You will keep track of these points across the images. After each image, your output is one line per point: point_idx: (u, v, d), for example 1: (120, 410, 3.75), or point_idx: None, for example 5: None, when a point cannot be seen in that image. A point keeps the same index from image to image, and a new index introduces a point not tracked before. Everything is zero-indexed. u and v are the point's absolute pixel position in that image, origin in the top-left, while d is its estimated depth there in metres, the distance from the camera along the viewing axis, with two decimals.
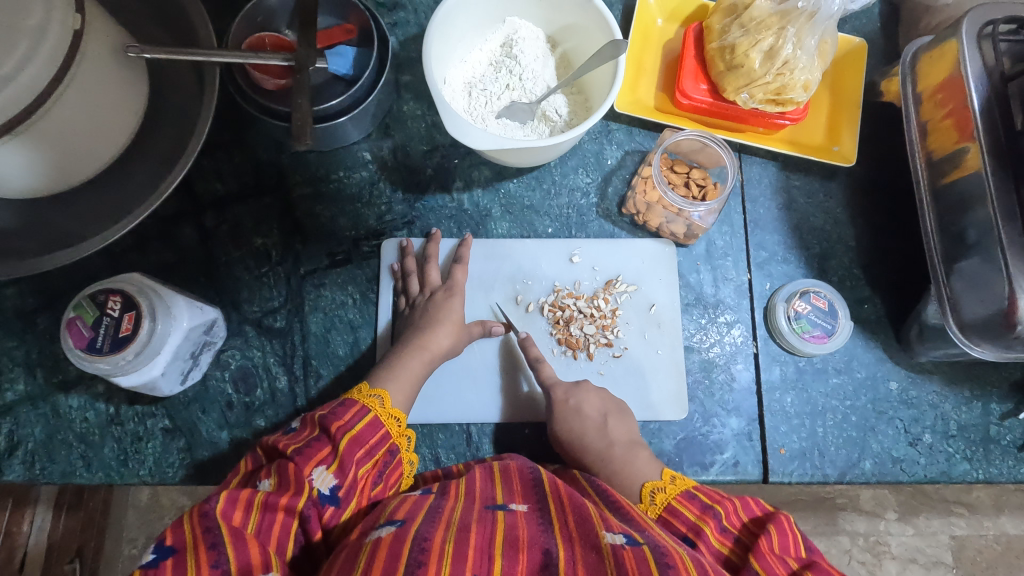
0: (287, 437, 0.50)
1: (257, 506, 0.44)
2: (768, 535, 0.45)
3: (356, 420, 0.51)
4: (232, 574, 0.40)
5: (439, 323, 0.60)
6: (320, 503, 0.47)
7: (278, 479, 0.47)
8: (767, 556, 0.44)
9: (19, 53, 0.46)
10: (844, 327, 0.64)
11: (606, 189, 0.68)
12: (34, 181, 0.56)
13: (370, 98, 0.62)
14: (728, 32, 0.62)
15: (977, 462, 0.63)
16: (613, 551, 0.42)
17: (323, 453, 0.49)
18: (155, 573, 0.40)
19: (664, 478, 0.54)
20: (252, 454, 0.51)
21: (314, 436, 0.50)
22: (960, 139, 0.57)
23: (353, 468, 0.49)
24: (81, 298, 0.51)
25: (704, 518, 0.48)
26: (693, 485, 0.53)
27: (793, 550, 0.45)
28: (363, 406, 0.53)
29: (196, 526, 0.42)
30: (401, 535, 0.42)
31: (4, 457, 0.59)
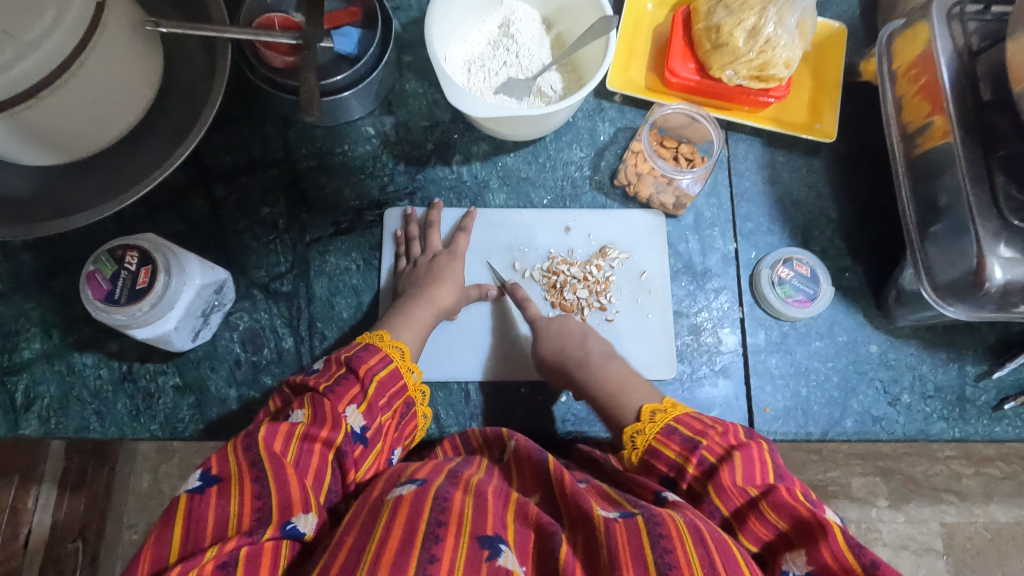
0: (316, 375, 0.53)
1: (297, 437, 0.46)
2: (732, 466, 0.47)
3: (381, 366, 0.54)
4: (274, 505, 0.42)
5: (439, 286, 0.63)
6: (352, 441, 0.49)
7: (312, 410, 0.49)
8: (728, 489, 0.47)
9: (47, 22, 0.50)
10: (826, 293, 0.67)
11: (599, 162, 0.71)
12: (53, 146, 0.59)
13: (374, 74, 0.65)
14: (713, 13, 0.66)
15: (953, 421, 0.66)
16: (605, 523, 0.44)
17: (353, 393, 0.52)
18: (201, 498, 0.42)
19: (642, 417, 0.54)
20: (280, 395, 0.53)
21: (343, 374, 0.53)
22: (931, 111, 0.61)
23: (379, 414, 0.52)
24: (100, 253, 0.54)
25: (686, 456, 0.50)
26: (676, 418, 0.53)
27: (758, 477, 0.47)
28: (386, 353, 0.56)
29: (240, 457, 0.44)
30: (421, 493, 0.44)
31: (21, 411, 0.62)
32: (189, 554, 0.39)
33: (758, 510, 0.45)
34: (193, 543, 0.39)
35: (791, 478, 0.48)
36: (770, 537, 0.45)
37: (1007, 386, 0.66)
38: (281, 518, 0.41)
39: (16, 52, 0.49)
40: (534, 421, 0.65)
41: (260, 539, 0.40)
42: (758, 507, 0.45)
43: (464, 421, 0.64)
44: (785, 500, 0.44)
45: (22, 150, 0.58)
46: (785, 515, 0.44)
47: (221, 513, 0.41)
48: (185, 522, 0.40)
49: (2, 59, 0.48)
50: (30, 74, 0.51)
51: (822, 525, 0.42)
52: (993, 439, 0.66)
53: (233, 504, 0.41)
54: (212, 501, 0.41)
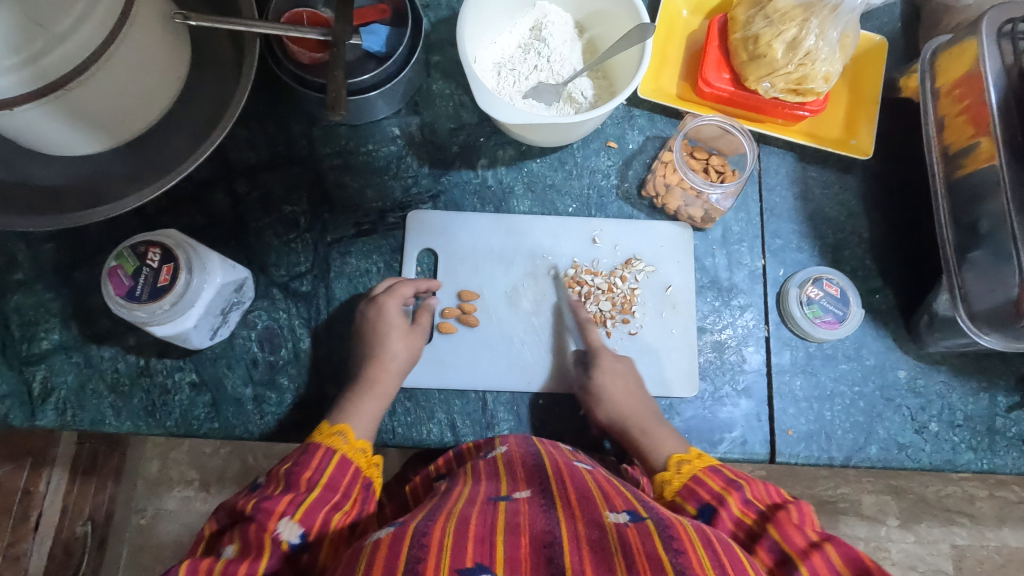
0: (250, 495, 0.50)
1: (215, 572, 0.44)
2: (787, 509, 0.48)
3: (324, 462, 0.51)
4: None
5: (383, 318, 0.61)
6: (291, 553, 0.47)
7: (240, 542, 0.47)
8: (786, 525, 0.46)
9: (77, 12, 0.50)
10: (855, 314, 0.65)
11: (627, 171, 0.70)
12: (76, 139, 0.59)
13: (402, 74, 0.64)
14: (752, 23, 0.64)
15: (982, 452, 0.64)
16: (616, 530, 0.44)
17: (286, 502, 0.48)
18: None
19: (688, 454, 0.56)
20: (215, 517, 0.51)
21: (278, 488, 0.49)
22: (975, 133, 0.59)
23: (322, 513, 0.49)
24: (122, 248, 0.53)
25: (728, 489, 0.50)
26: (718, 462, 0.55)
27: (808, 527, 0.47)
28: (328, 444, 0.53)
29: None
30: (401, 533, 0.41)
31: (37, 402, 0.61)
32: None
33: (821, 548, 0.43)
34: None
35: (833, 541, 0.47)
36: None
37: None
38: None
39: (46, 43, 0.49)
40: (550, 433, 0.64)
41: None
42: (819, 541, 0.44)
43: (480, 430, 0.63)
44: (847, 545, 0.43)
45: (46, 140, 0.57)
46: (847, 558, 0.42)
47: None
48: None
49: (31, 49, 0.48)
50: (59, 65, 0.50)
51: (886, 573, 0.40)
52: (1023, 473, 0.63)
53: None
54: None
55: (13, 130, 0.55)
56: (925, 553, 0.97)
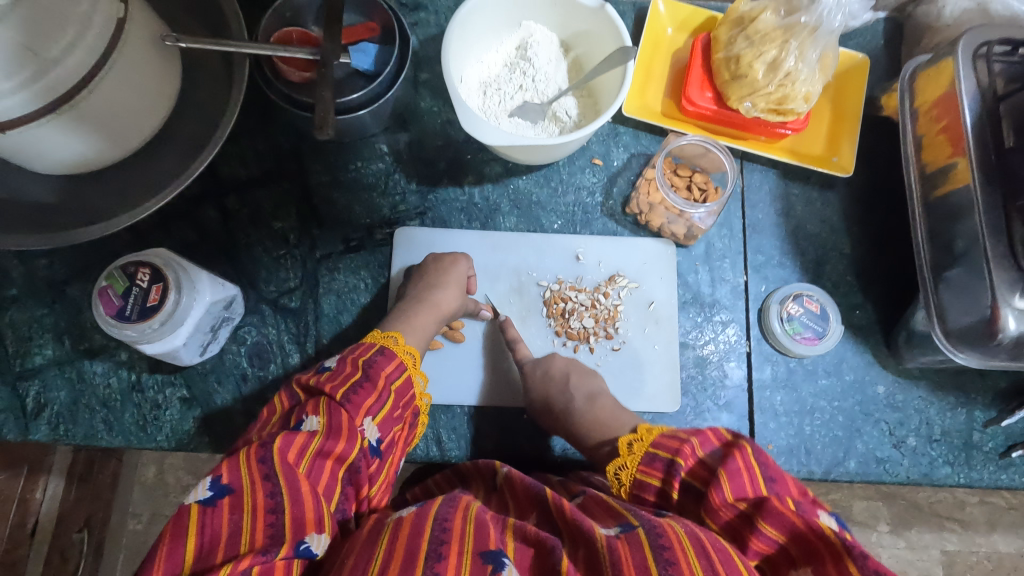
0: (329, 377, 0.53)
1: (310, 452, 0.47)
2: (718, 481, 0.46)
3: (397, 373, 0.56)
4: (287, 523, 0.44)
5: (449, 269, 0.64)
6: (367, 454, 0.51)
7: (327, 420, 0.50)
8: (718, 508, 0.46)
9: (68, 39, 0.51)
10: (835, 331, 0.66)
11: (611, 189, 0.71)
12: (70, 159, 0.60)
13: (390, 92, 0.65)
14: (734, 43, 0.65)
15: (959, 466, 0.65)
16: (608, 544, 0.44)
17: (370, 403, 0.52)
18: (213, 510, 0.43)
19: (622, 449, 0.55)
20: (288, 393, 0.54)
21: (360, 382, 0.53)
22: (953, 153, 0.60)
23: (392, 425, 0.54)
24: (113, 268, 0.54)
25: (669, 479, 0.50)
26: (654, 442, 0.53)
27: (749, 489, 0.46)
28: (401, 359, 0.57)
29: (254, 471, 0.45)
30: (423, 513, 0.46)
31: (31, 417, 0.62)
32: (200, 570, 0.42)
33: (756, 527, 0.44)
34: (207, 555, 0.42)
35: (780, 479, 0.47)
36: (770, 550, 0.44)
37: (1016, 433, 0.66)
38: (294, 538, 0.44)
39: (37, 69, 0.50)
40: (534, 447, 0.65)
41: (273, 558, 0.42)
42: (754, 523, 0.44)
43: (465, 445, 0.64)
44: (778, 510, 0.43)
45: (39, 159, 0.58)
46: (780, 527, 0.43)
47: (233, 527, 0.43)
48: (199, 535, 0.43)
49: (22, 75, 0.49)
50: (51, 89, 0.51)
51: (820, 535, 0.41)
52: (999, 487, 0.65)
53: (246, 518, 0.43)
54: (224, 516, 0.43)
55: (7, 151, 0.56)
56: (915, 558, 1.03)
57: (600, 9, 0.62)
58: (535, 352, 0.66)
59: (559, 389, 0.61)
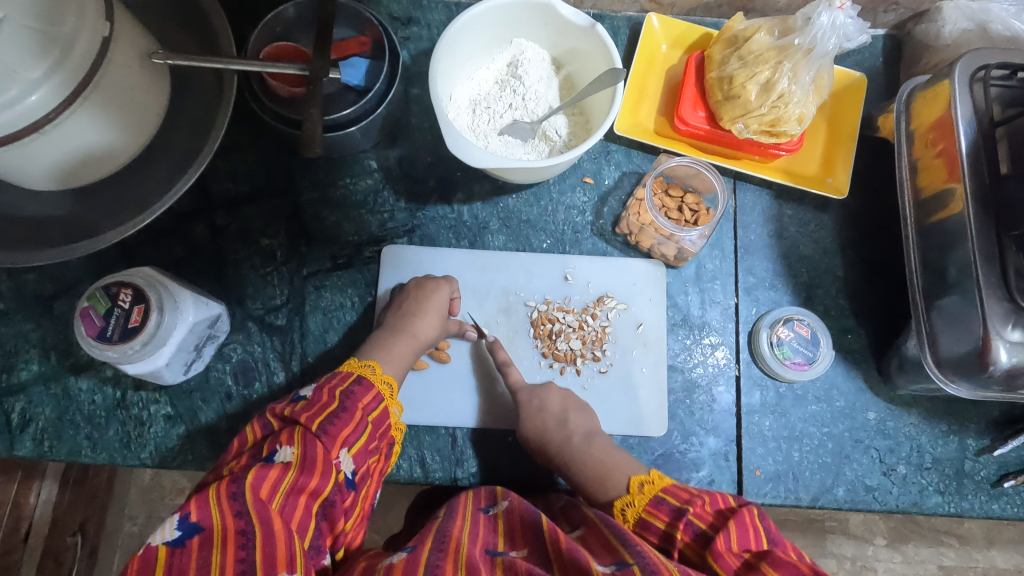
0: (305, 406, 0.53)
1: (283, 489, 0.47)
2: (727, 529, 0.48)
3: (374, 404, 0.56)
4: (257, 563, 0.42)
5: (429, 297, 0.63)
6: (342, 487, 0.51)
7: (301, 450, 0.50)
8: (723, 554, 0.46)
9: (52, 60, 0.50)
10: (825, 356, 0.65)
11: (602, 208, 0.70)
12: (55, 174, 0.60)
13: (379, 109, 0.65)
14: (727, 63, 0.64)
15: (950, 495, 0.64)
16: None
17: (345, 434, 0.52)
18: (181, 550, 0.42)
19: (631, 489, 0.56)
20: (259, 423, 0.53)
21: (336, 412, 0.53)
22: (948, 178, 0.59)
23: (367, 457, 0.54)
24: (95, 289, 0.54)
25: (674, 522, 0.51)
26: (664, 487, 0.55)
27: (752, 544, 0.48)
28: (378, 390, 0.57)
29: (225, 508, 0.44)
30: (413, 561, 0.46)
31: (16, 432, 0.62)
32: None
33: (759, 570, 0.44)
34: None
35: (785, 543, 0.48)
36: None
37: (1008, 462, 0.65)
38: None
39: (20, 91, 0.50)
40: (520, 470, 0.64)
41: None
42: (757, 567, 0.45)
43: (450, 466, 0.64)
44: (784, 559, 0.44)
45: (24, 174, 0.58)
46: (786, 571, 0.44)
47: (200, 568, 0.42)
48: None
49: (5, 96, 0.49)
50: (35, 109, 0.51)
51: None
52: (990, 517, 0.64)
53: (215, 555, 0.42)
54: (192, 556, 0.42)
55: None
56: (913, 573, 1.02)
57: (591, 29, 0.61)
58: (528, 380, 0.66)
59: (543, 412, 0.61)
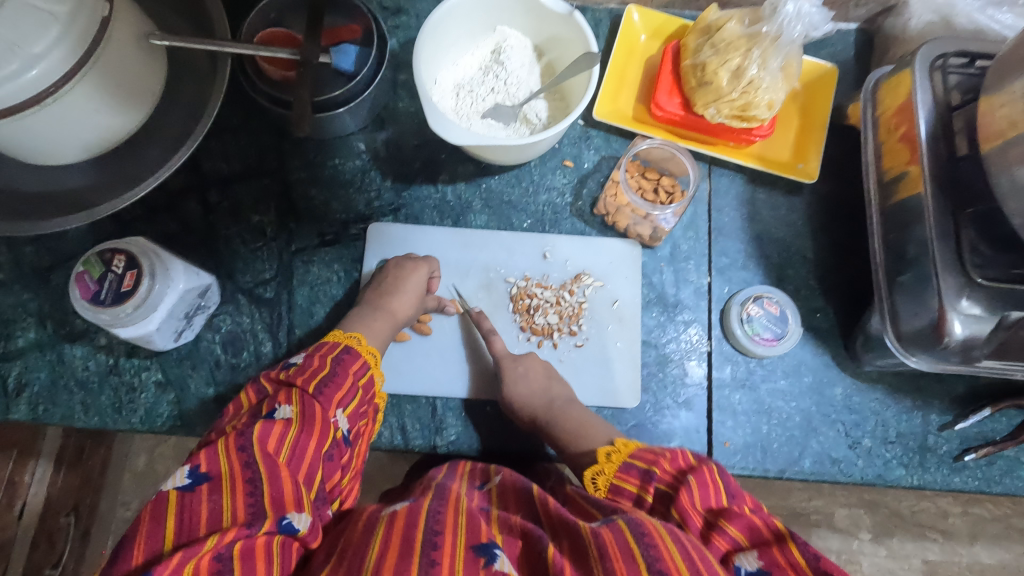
0: (299, 370, 0.56)
1: (288, 441, 0.50)
2: (689, 489, 0.49)
3: (362, 371, 0.59)
4: (267, 503, 0.46)
5: (407, 277, 0.66)
6: (341, 444, 0.54)
7: (300, 409, 0.53)
8: (687, 509, 0.48)
9: (53, 36, 0.53)
10: (794, 332, 0.67)
11: (581, 190, 0.73)
12: (57, 150, 0.63)
13: (367, 92, 0.68)
14: (700, 51, 0.67)
15: (912, 468, 0.66)
16: (592, 533, 0.45)
17: (340, 396, 0.56)
18: (191, 494, 0.45)
19: (599, 458, 0.57)
20: (256, 388, 0.57)
21: (331, 377, 0.56)
22: (909, 160, 0.61)
23: (360, 418, 0.57)
24: (90, 254, 0.57)
25: (643, 488, 0.52)
26: (633, 454, 0.56)
27: (713, 499, 0.48)
28: (365, 359, 0.60)
29: (233, 458, 0.47)
30: (415, 509, 0.48)
31: (12, 397, 0.65)
32: (182, 544, 0.43)
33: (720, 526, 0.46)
34: (188, 534, 0.43)
35: (743, 495, 0.50)
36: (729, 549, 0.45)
37: (970, 437, 0.67)
38: (276, 514, 0.45)
39: (22, 64, 0.52)
40: (498, 440, 0.66)
41: (256, 533, 0.43)
42: (716, 522, 0.47)
43: (429, 434, 0.66)
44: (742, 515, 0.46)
45: (28, 149, 0.61)
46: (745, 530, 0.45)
47: (213, 508, 0.44)
48: (177, 516, 0.44)
49: (9, 69, 0.52)
50: (38, 82, 0.54)
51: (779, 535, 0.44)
52: (952, 489, 0.66)
53: (225, 499, 0.45)
54: (204, 498, 0.45)
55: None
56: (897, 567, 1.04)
57: (569, 16, 0.64)
58: (513, 350, 0.68)
59: (519, 376, 0.63)
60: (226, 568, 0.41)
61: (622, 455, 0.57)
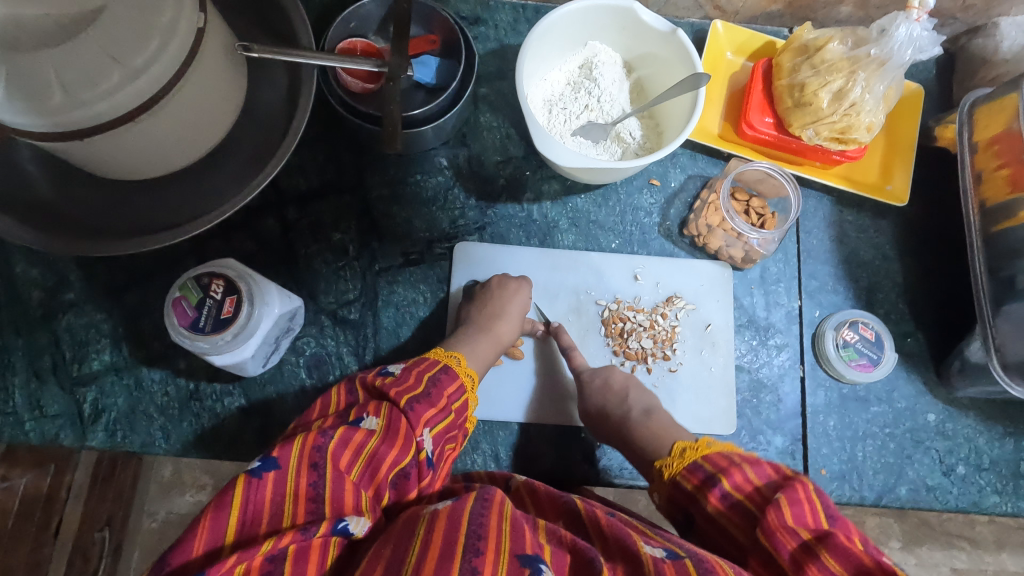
0: (393, 382, 0.54)
1: (366, 453, 0.47)
2: (778, 508, 0.44)
3: (458, 394, 0.57)
4: (325, 508, 0.43)
5: (510, 299, 0.64)
6: (422, 465, 0.51)
7: (386, 422, 0.50)
8: (777, 532, 0.43)
9: (153, 47, 0.48)
10: (889, 359, 0.67)
11: (669, 210, 0.71)
12: (143, 166, 0.60)
13: (452, 110, 0.65)
14: (799, 71, 0.66)
15: (1007, 495, 0.66)
16: (653, 565, 0.43)
17: (429, 415, 0.53)
18: (258, 482, 0.43)
19: (672, 452, 0.55)
20: (347, 390, 0.54)
21: (420, 395, 0.53)
22: (1014, 189, 0.60)
23: (443, 441, 0.54)
24: (187, 279, 0.54)
25: (705, 488, 0.50)
26: (703, 453, 0.53)
27: (810, 520, 0.43)
28: (461, 381, 0.58)
29: (305, 456, 0.45)
30: (457, 507, 0.44)
31: (88, 424, 0.62)
32: (243, 541, 0.41)
33: (817, 559, 0.40)
34: (249, 529, 0.41)
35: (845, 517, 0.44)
36: None
37: None
38: (333, 517, 0.43)
39: (121, 78, 0.48)
40: (592, 468, 0.65)
41: (312, 536, 0.41)
42: (814, 553, 0.41)
43: (523, 462, 0.65)
44: (843, 545, 0.41)
45: (115, 165, 0.58)
46: (846, 562, 0.40)
47: (274, 506, 0.42)
48: (241, 508, 0.41)
49: (107, 83, 0.47)
50: (132, 98, 0.49)
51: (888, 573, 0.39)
52: None
53: (288, 502, 0.43)
54: (267, 491, 0.43)
55: (86, 157, 0.56)
56: None
57: (672, 34, 0.62)
58: (592, 364, 0.67)
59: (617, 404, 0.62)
60: (278, 570, 0.39)
61: (697, 452, 0.54)
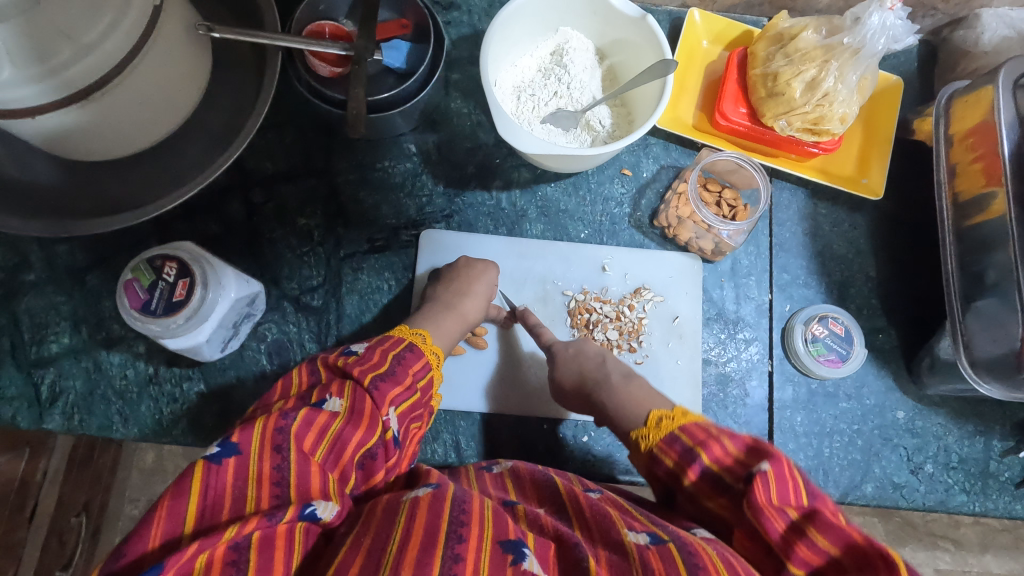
0: (357, 361, 0.52)
1: (330, 435, 0.46)
2: (763, 482, 0.41)
3: (423, 372, 0.56)
4: (292, 491, 0.42)
5: (476, 280, 0.64)
6: (389, 445, 0.50)
7: (350, 402, 0.48)
8: (766, 510, 0.40)
9: (105, 23, 0.46)
10: (859, 354, 0.66)
11: (640, 200, 0.70)
12: (103, 148, 0.59)
13: (422, 94, 0.63)
14: (772, 60, 0.64)
15: (975, 494, 0.65)
16: (637, 551, 0.41)
17: (395, 393, 0.51)
18: (218, 469, 0.41)
19: (648, 422, 0.52)
20: (309, 371, 0.53)
21: (385, 374, 0.52)
22: (988, 183, 0.59)
23: (410, 420, 0.53)
24: (139, 261, 0.53)
25: (683, 462, 0.48)
26: (681, 424, 0.50)
27: (794, 498, 0.41)
28: (427, 359, 0.57)
29: (267, 442, 0.43)
30: (439, 494, 0.44)
31: (46, 406, 0.62)
32: (203, 530, 0.39)
33: (807, 538, 0.39)
34: (210, 518, 0.39)
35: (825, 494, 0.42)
36: (820, 562, 0.38)
37: None
38: (300, 502, 0.42)
39: (73, 53, 0.46)
40: (554, 458, 0.64)
41: (277, 522, 0.39)
42: (803, 533, 0.39)
43: (484, 452, 0.64)
44: (832, 523, 0.38)
45: (74, 146, 0.57)
46: (836, 539, 0.38)
47: (236, 494, 0.41)
48: (201, 497, 0.40)
49: (57, 60, 0.45)
50: (84, 75, 0.47)
51: (881, 551, 0.36)
52: (1013, 517, 0.65)
53: (251, 488, 0.41)
54: (228, 478, 0.41)
55: (44, 138, 0.55)
56: None
57: (642, 20, 0.61)
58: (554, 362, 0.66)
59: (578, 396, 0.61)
60: (242, 559, 0.37)
61: (674, 421, 0.51)
